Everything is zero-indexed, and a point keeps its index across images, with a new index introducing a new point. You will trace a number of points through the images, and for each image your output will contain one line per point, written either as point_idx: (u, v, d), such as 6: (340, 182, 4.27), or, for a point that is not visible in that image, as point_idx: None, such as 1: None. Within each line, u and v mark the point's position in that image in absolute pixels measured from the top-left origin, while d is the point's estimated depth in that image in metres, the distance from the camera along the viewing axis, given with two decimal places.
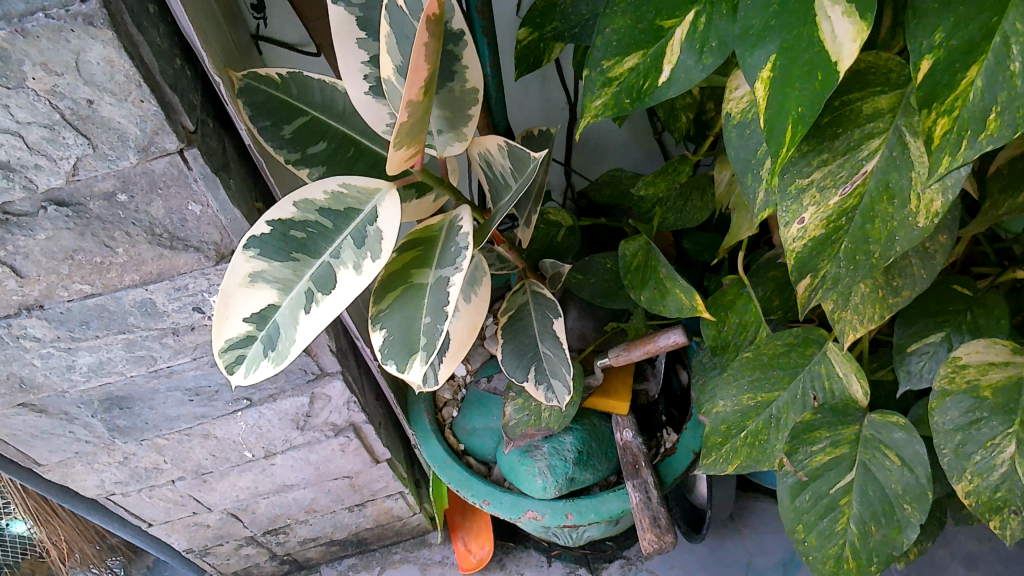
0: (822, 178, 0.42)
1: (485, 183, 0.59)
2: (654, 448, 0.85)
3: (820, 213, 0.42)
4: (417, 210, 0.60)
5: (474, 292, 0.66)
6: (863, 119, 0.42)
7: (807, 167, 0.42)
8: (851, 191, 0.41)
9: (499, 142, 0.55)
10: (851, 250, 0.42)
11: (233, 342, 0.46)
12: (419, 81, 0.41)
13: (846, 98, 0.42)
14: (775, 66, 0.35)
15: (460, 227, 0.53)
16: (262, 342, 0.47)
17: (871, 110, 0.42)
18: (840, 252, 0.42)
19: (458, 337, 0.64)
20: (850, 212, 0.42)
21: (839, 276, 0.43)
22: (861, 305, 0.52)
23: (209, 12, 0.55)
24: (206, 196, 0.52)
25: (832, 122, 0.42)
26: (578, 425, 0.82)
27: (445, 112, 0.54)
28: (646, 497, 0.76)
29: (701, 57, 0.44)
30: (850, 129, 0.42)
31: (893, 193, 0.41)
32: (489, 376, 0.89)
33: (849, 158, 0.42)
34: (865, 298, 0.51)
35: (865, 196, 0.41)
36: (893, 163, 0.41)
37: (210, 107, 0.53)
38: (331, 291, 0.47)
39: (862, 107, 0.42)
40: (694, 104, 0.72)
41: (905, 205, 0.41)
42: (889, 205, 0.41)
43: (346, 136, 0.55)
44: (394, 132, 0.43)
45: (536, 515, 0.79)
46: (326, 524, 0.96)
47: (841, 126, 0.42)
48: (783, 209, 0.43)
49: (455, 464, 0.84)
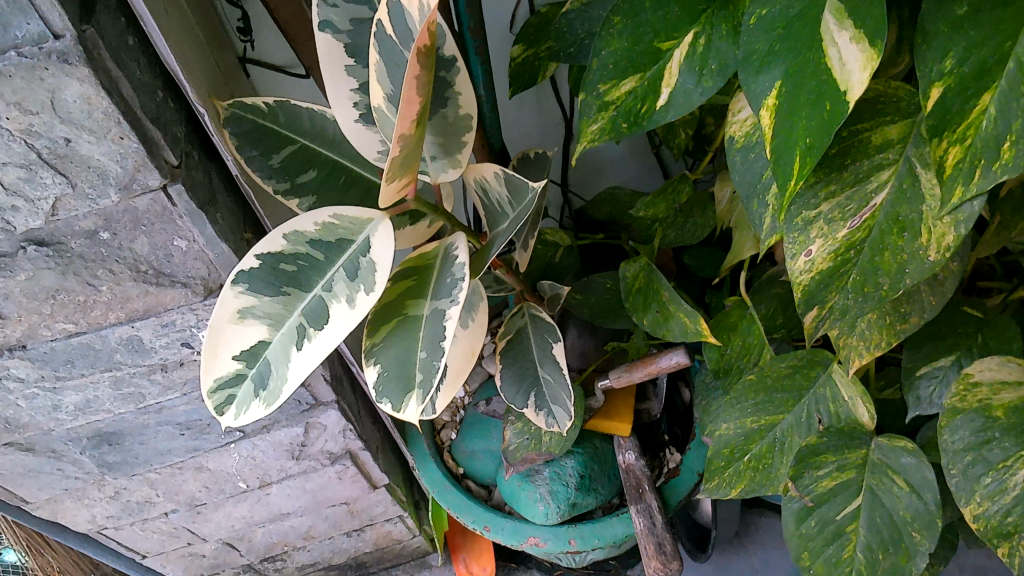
0: (830, 211, 0.41)
1: (481, 210, 0.57)
2: (657, 468, 0.83)
3: (829, 246, 0.41)
4: (411, 236, 0.58)
5: (472, 317, 0.64)
6: (872, 150, 0.40)
7: (815, 198, 0.41)
8: (860, 224, 0.40)
9: (496, 170, 0.54)
10: (858, 282, 0.40)
11: (222, 380, 0.44)
12: (412, 113, 0.39)
13: (855, 129, 0.40)
14: (780, 92, 0.33)
15: (456, 257, 0.51)
16: (252, 380, 0.44)
17: (879, 141, 0.40)
18: (848, 285, 0.41)
19: (456, 364, 0.62)
20: (858, 246, 0.40)
21: (847, 307, 0.42)
22: (868, 334, 0.50)
23: (193, 39, 0.54)
24: (192, 231, 0.50)
25: (841, 153, 0.40)
26: (579, 448, 0.81)
27: (438, 138, 0.52)
28: (651, 523, 0.74)
29: (701, 79, 0.43)
30: (859, 160, 0.40)
31: (904, 225, 0.39)
32: (487, 399, 0.87)
33: (858, 190, 0.40)
34: (873, 326, 0.50)
35: (876, 228, 0.40)
36: (904, 194, 0.39)
37: (195, 138, 0.51)
38: (323, 326, 0.44)
39: (870, 138, 0.40)
40: (693, 120, 0.71)
41: (916, 237, 0.38)
42: (900, 237, 0.39)
43: (337, 163, 0.53)
44: (387, 167, 0.41)
45: (538, 541, 0.78)
46: (324, 549, 0.94)
47: (849, 157, 0.40)
48: (791, 239, 0.41)
49: (455, 489, 0.82)
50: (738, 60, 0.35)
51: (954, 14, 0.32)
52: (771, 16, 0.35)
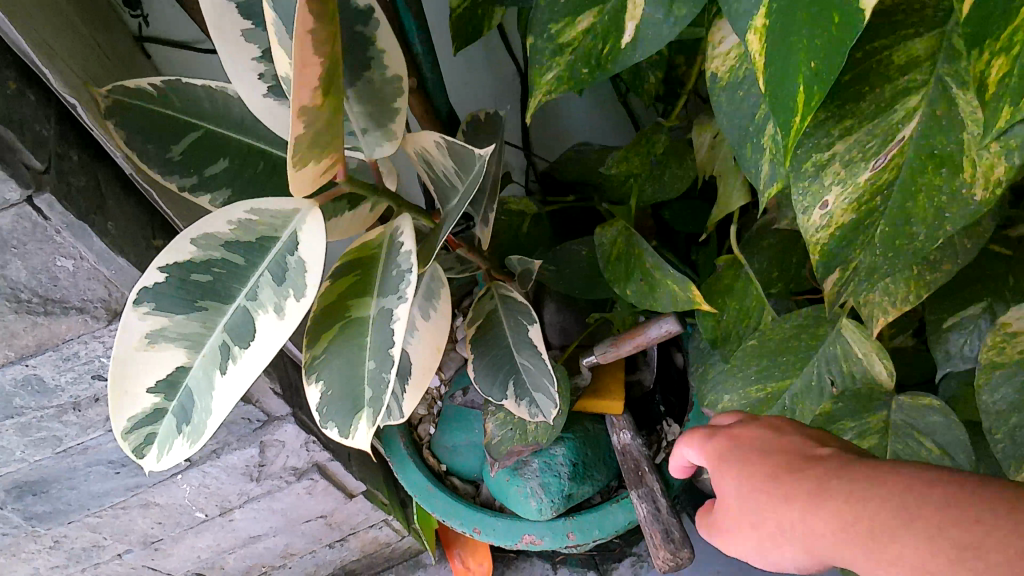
0: (847, 150, 0.31)
1: (429, 186, 0.48)
2: (656, 443, 0.78)
3: (847, 195, 0.32)
4: (350, 224, 0.49)
5: (433, 306, 0.56)
6: (897, 71, 0.30)
7: (825, 138, 0.31)
8: (887, 163, 0.31)
9: (436, 138, 0.45)
10: (888, 236, 0.32)
11: (136, 421, 0.34)
12: (313, 77, 0.30)
13: (872, 46, 0.30)
14: (768, 9, 0.25)
15: (400, 245, 0.43)
16: (173, 416, 0.34)
17: (905, 59, 0.30)
18: (875, 238, 0.32)
19: (422, 361, 0.54)
20: (886, 189, 0.31)
21: (874, 267, 0.33)
22: (890, 288, 0.44)
23: (58, 21, 0.45)
24: (78, 247, 0.44)
25: (856, 78, 0.30)
26: (569, 434, 0.74)
27: (368, 107, 0.42)
28: (655, 510, 0.68)
29: (671, 8, 0.33)
30: (879, 86, 0.30)
31: (941, 158, 0.30)
32: (464, 388, 0.79)
33: (881, 122, 0.31)
34: (897, 279, 0.44)
35: (905, 167, 0.31)
36: (936, 124, 0.30)
37: (73, 134, 0.44)
38: (252, 343, 0.34)
39: (892, 57, 0.30)
40: (662, 61, 0.62)
41: (957, 174, 0.30)
42: (937, 173, 0.30)
43: (254, 149, 0.42)
44: (288, 151, 0.32)
45: (533, 539, 0.72)
46: (307, 565, 0.92)
47: (867, 82, 0.30)
48: (799, 191, 0.32)
49: (439, 491, 0.75)
50: None
51: None
52: None
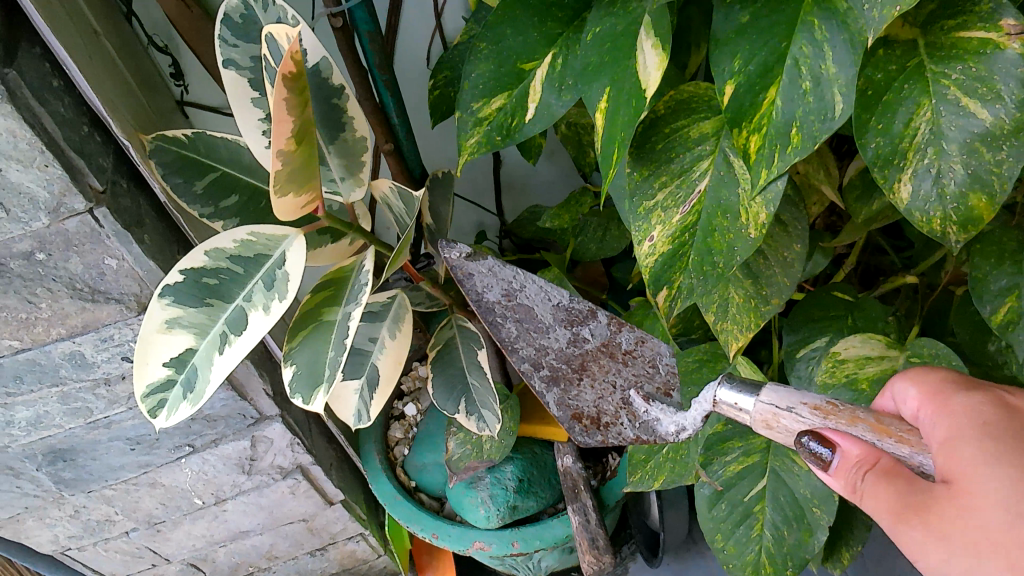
0: (664, 198, 0.57)
1: (438, 345, 0.94)
2: (601, 470, 1.08)
3: (667, 230, 0.56)
4: (391, 356, 0.87)
5: (398, 328, 0.88)
6: (694, 142, 0.57)
7: (650, 189, 0.57)
8: (689, 209, 0.56)
9: (390, 184, 0.71)
10: (698, 262, 0.56)
11: (151, 386, 0.64)
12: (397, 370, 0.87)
13: (676, 125, 0.58)
14: (608, 96, 0.52)
15: (363, 267, 0.71)
16: (181, 383, 0.64)
17: (698, 134, 0.57)
18: (689, 265, 0.57)
19: (385, 372, 0.86)
20: (692, 226, 0.56)
21: (691, 285, 0.58)
22: (739, 317, 0.65)
23: (190, 429, 0.89)
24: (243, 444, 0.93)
25: (665, 147, 0.57)
26: (518, 455, 1.06)
27: (395, 353, 0.87)
28: (585, 520, 0.97)
29: (639, 150, 0.57)
30: (682, 154, 0.57)
31: (727, 208, 0.55)
32: (429, 489, 1.13)
33: (686, 179, 0.57)
34: (743, 309, 0.65)
35: (703, 211, 0.56)
36: (724, 180, 0.56)
37: (263, 373, 0.88)
38: None
39: (688, 130, 0.57)
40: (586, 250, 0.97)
41: (738, 218, 0.54)
42: (724, 220, 0.55)
43: (320, 307, 0.72)
44: (334, 353, 0.67)
45: (483, 544, 1.01)
46: None
47: (673, 150, 0.57)
48: (638, 230, 0.57)
49: (403, 500, 1.06)
50: (581, 72, 0.55)
51: (727, 44, 0.50)
52: (602, 47, 0.54)
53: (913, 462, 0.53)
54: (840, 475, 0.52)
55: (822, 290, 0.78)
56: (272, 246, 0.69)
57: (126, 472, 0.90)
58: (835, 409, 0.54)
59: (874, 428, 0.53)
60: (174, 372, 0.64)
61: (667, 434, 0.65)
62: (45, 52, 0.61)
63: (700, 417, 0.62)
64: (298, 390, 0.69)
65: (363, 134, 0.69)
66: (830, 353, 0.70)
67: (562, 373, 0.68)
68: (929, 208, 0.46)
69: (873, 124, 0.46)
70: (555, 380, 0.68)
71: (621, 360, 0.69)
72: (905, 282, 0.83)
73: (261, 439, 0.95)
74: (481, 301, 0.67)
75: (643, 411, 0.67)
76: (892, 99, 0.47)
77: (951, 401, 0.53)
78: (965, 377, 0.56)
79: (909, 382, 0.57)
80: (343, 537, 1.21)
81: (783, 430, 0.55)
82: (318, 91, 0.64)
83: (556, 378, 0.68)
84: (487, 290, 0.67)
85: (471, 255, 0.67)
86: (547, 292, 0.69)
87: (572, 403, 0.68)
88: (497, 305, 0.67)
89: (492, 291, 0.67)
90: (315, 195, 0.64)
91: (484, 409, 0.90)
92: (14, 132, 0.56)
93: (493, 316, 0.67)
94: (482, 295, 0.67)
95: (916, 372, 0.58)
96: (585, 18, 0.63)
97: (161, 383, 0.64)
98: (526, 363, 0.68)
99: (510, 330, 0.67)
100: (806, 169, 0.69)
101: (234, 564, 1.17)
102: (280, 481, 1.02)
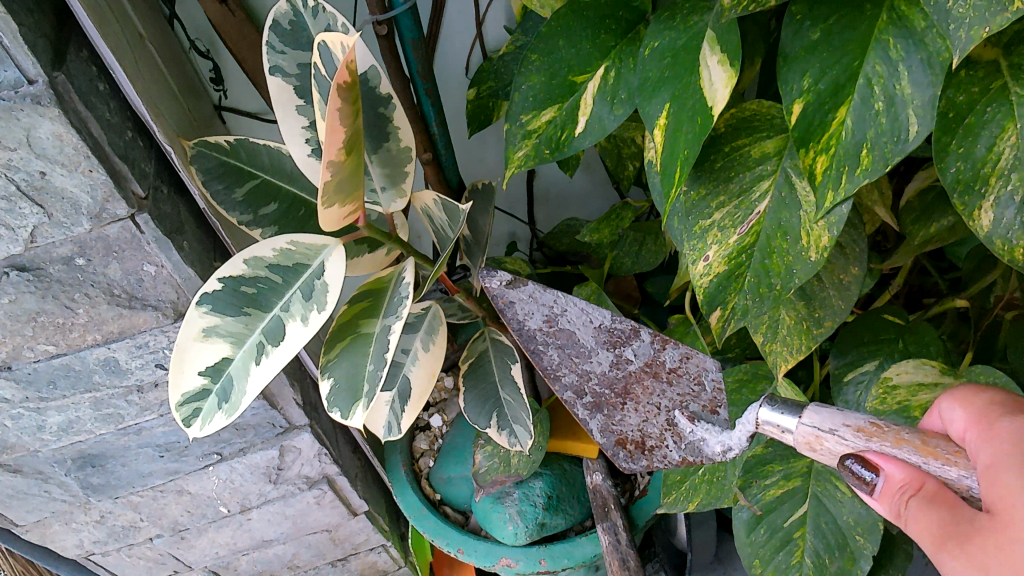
0: (723, 218, 0.55)
1: (470, 357, 0.93)
2: (630, 489, 1.07)
3: (723, 251, 0.55)
4: (425, 371, 0.85)
5: (433, 339, 0.87)
6: (755, 162, 0.55)
7: (708, 209, 0.56)
8: (749, 230, 0.54)
9: (434, 197, 0.70)
10: (755, 284, 0.55)
11: (187, 396, 0.62)
12: (429, 386, 0.85)
13: (736, 144, 0.56)
14: (667, 113, 0.51)
15: (403, 279, 0.69)
16: (217, 394, 0.62)
17: (760, 154, 0.56)
18: (746, 287, 0.55)
19: (418, 386, 0.85)
20: (750, 247, 0.54)
21: (746, 307, 0.56)
22: (789, 338, 0.64)
23: (219, 437, 0.88)
24: (271, 453, 0.92)
25: (726, 165, 0.56)
26: (547, 471, 1.05)
27: (427, 366, 0.85)
28: (616, 539, 0.95)
29: (698, 168, 0.56)
30: (743, 173, 0.55)
31: (787, 230, 0.53)
32: (456, 504, 1.11)
33: (746, 200, 0.55)
34: (793, 331, 0.64)
35: (763, 231, 0.54)
36: (785, 202, 0.54)
37: (294, 382, 0.87)
38: None
39: (749, 149, 0.56)
40: (622, 264, 0.96)
41: (798, 241, 0.53)
42: (784, 241, 0.53)
43: (357, 320, 0.71)
44: (373, 368, 0.66)
45: (510, 561, 0.98)
46: None
47: (732, 168, 0.56)
48: (694, 249, 0.55)
49: (429, 513, 1.04)
50: (640, 85, 0.53)
51: (795, 63, 0.48)
52: (662, 62, 0.53)
53: (962, 485, 0.50)
54: (884, 500, 0.50)
55: (873, 312, 0.75)
56: (312, 256, 0.67)
57: (154, 479, 0.89)
58: (880, 431, 0.50)
59: (920, 450, 0.50)
60: (209, 383, 0.62)
61: (713, 454, 0.62)
62: (92, 55, 0.60)
63: (744, 442, 0.59)
64: (335, 403, 0.68)
65: (407, 145, 0.67)
66: (882, 379, 0.68)
67: (605, 399, 0.67)
68: (1011, 235, 0.45)
69: (953, 148, 0.46)
70: (598, 407, 0.67)
71: (666, 380, 0.67)
72: (954, 305, 0.81)
73: (289, 449, 0.93)
74: (523, 329, 0.65)
75: (689, 432, 0.65)
76: (974, 123, 0.46)
77: (996, 425, 0.49)
78: (1019, 399, 0.52)
79: (956, 404, 0.53)
80: (365, 548, 1.20)
81: (827, 452, 0.52)
82: (366, 100, 0.63)
83: (600, 404, 0.67)
84: (529, 317, 0.65)
85: (512, 283, 0.65)
86: (589, 313, 0.67)
87: (616, 428, 0.67)
88: (539, 333, 0.65)
89: (533, 318, 0.65)
90: (357, 207, 0.63)
91: (517, 424, 0.88)
92: (61, 136, 0.55)
93: (535, 345, 0.65)
94: (523, 324, 0.65)
95: (964, 392, 0.54)
96: (641, 30, 0.62)
97: (196, 393, 0.62)
98: (569, 392, 0.66)
99: (552, 357, 0.66)
100: (861, 189, 0.67)
101: (255, 573, 1.16)
102: (306, 491, 1.01)
